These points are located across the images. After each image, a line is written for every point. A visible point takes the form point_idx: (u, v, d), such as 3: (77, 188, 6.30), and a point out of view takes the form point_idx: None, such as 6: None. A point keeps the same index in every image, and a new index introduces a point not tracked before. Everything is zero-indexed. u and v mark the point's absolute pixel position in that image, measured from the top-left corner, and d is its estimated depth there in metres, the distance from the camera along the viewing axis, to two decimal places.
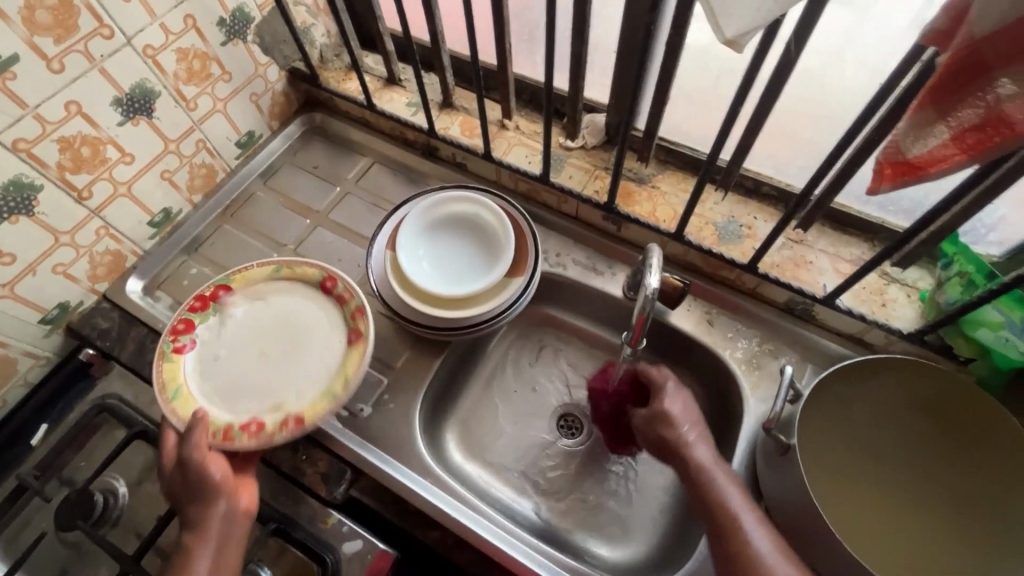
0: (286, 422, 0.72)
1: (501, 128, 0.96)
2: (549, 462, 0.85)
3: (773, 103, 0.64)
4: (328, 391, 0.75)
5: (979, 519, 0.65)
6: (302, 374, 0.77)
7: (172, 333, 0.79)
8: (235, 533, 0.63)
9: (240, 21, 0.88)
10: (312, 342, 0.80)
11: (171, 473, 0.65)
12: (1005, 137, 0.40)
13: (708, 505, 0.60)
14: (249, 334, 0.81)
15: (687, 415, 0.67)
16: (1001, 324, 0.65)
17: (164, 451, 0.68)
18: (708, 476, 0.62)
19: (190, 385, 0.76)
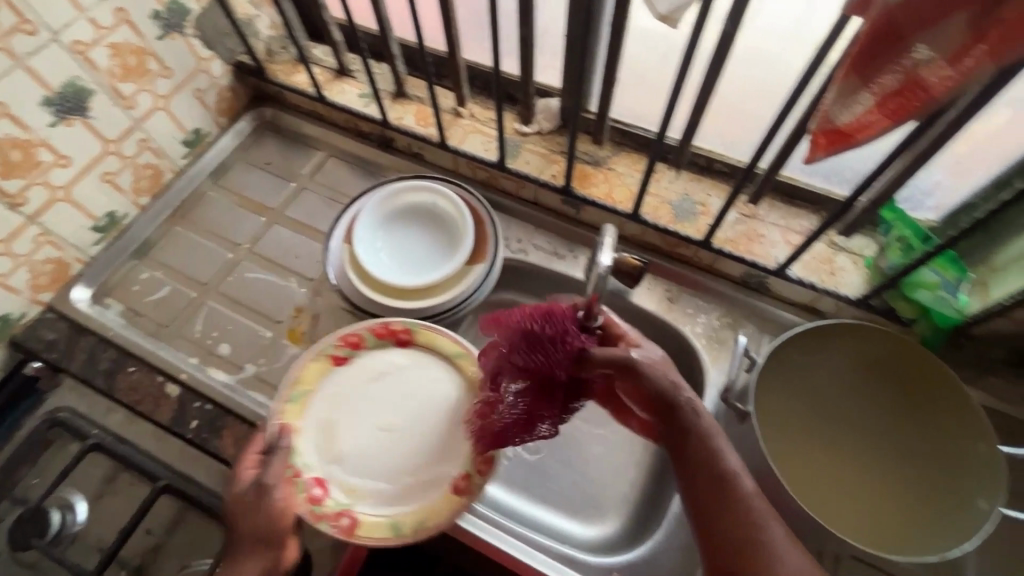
0: (341, 523, 0.66)
1: (456, 116, 0.95)
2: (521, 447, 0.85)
3: (716, 79, 0.65)
4: (395, 525, 0.66)
5: (930, 474, 0.67)
6: (381, 474, 0.69)
7: (341, 340, 0.75)
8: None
9: (177, 14, 0.85)
10: (415, 440, 0.71)
11: (241, 490, 0.61)
12: (921, 101, 0.41)
13: (712, 479, 0.56)
14: (383, 394, 0.74)
15: (678, 376, 0.62)
16: (937, 284, 0.70)
17: (246, 454, 0.64)
18: (717, 443, 0.58)
19: (309, 398, 0.73)
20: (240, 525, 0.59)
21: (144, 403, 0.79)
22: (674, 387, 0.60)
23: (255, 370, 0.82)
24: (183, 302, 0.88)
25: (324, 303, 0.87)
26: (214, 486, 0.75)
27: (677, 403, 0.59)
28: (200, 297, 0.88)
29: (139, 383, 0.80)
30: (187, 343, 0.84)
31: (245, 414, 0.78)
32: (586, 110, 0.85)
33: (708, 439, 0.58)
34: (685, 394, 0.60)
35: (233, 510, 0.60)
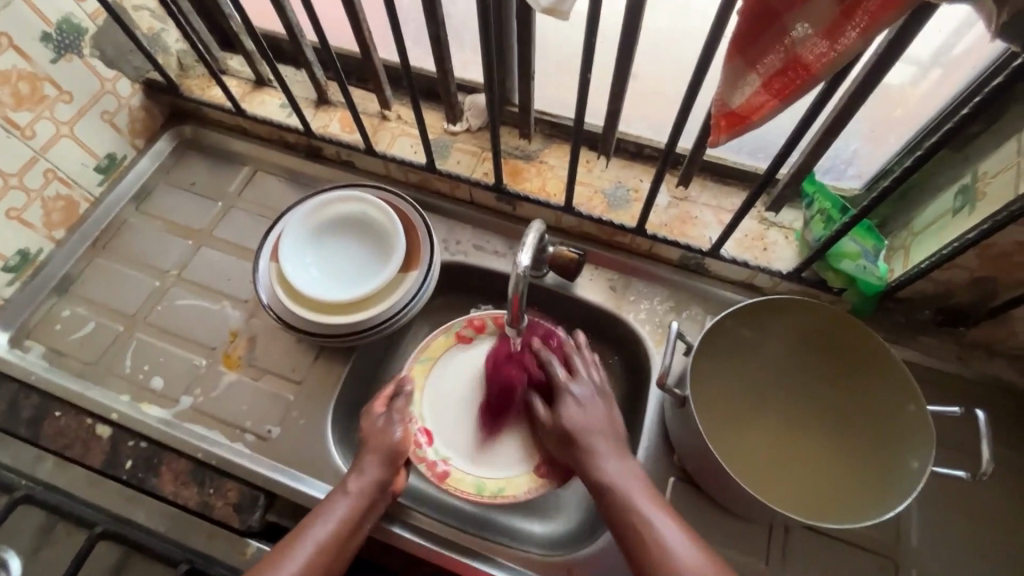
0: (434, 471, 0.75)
1: (382, 120, 0.93)
2: None
3: (626, 65, 0.64)
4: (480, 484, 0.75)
5: (861, 437, 0.70)
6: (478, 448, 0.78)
7: (469, 323, 0.83)
8: (366, 512, 0.65)
9: (69, 34, 0.80)
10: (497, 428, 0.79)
11: (374, 421, 0.71)
12: (804, 79, 0.41)
13: (630, 532, 0.56)
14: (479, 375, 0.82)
15: (598, 424, 0.64)
16: (858, 253, 0.71)
17: (378, 394, 0.74)
18: (597, 455, 0.61)
19: (432, 375, 0.82)
20: (376, 443, 0.69)
21: (73, 448, 0.76)
22: (587, 434, 0.63)
23: (190, 402, 0.79)
24: (109, 336, 0.84)
25: (260, 324, 0.84)
26: (156, 526, 0.72)
27: (570, 422, 0.64)
28: (128, 330, 0.84)
29: (67, 428, 0.77)
30: (117, 380, 0.81)
31: (184, 448, 0.75)
32: (509, 104, 0.84)
33: (621, 496, 0.58)
34: (595, 443, 0.62)
35: (367, 434, 0.70)
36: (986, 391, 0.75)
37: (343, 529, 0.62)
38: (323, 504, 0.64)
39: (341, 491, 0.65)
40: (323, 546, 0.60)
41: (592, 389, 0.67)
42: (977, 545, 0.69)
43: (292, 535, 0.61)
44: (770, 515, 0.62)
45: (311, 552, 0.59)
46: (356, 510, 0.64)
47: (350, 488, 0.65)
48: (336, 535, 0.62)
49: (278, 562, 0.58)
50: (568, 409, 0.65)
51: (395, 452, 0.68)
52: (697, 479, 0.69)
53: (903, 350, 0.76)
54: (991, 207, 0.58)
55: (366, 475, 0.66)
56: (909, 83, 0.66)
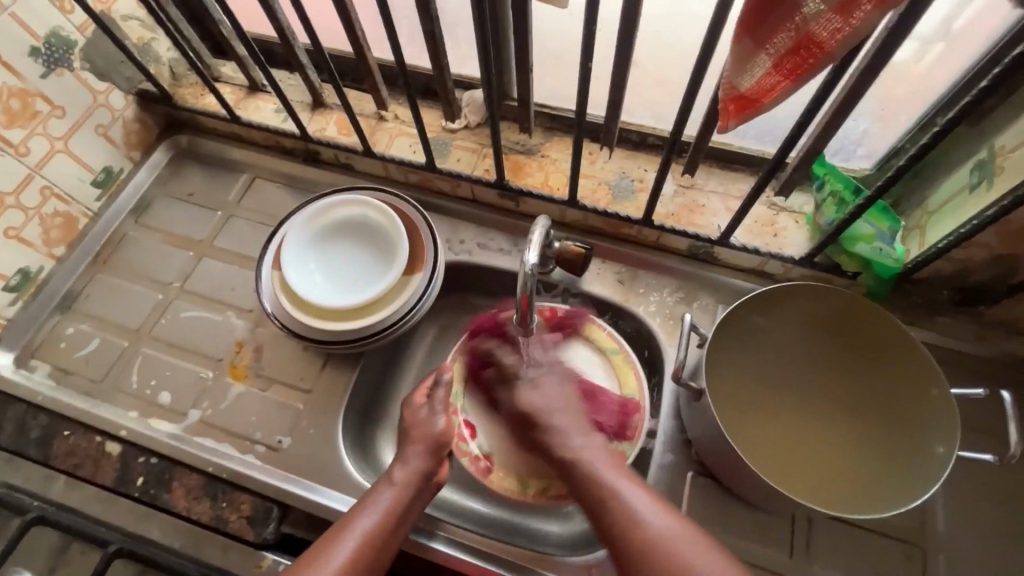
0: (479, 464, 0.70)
1: (379, 120, 0.91)
2: None
3: (627, 52, 0.63)
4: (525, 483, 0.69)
5: (881, 422, 0.69)
6: None
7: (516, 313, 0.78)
8: (410, 506, 0.62)
9: (58, 48, 0.79)
10: None
11: (416, 409, 0.70)
12: (817, 58, 0.40)
13: (596, 504, 0.54)
14: None
15: (558, 399, 0.63)
16: (873, 235, 0.70)
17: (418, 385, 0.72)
18: (558, 433, 0.60)
19: (473, 367, 0.76)
20: (417, 432, 0.67)
21: (84, 467, 0.75)
22: (547, 412, 0.62)
23: (199, 415, 0.78)
24: (115, 352, 0.83)
25: (265, 333, 0.83)
26: (171, 542, 0.71)
27: (541, 411, 0.62)
28: (133, 345, 0.84)
29: (76, 447, 0.76)
30: (125, 397, 0.80)
31: (195, 461, 0.74)
32: (508, 98, 0.82)
33: (582, 466, 0.57)
34: (557, 420, 0.61)
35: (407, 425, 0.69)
36: (1009, 370, 0.74)
37: (384, 521, 0.60)
38: (367, 496, 0.62)
39: (387, 483, 0.63)
40: (366, 539, 0.58)
41: (539, 365, 0.67)
42: (1004, 527, 0.67)
43: (337, 526, 0.59)
44: (793, 506, 0.61)
45: (357, 543, 0.57)
46: (399, 499, 0.62)
47: (395, 477, 0.63)
48: (381, 526, 0.60)
49: (322, 553, 0.56)
50: (522, 384, 0.65)
51: (440, 444, 0.67)
52: (716, 472, 0.68)
53: (921, 332, 0.75)
54: (1010, 182, 0.56)
55: (411, 465, 0.64)
56: (914, 59, 0.65)
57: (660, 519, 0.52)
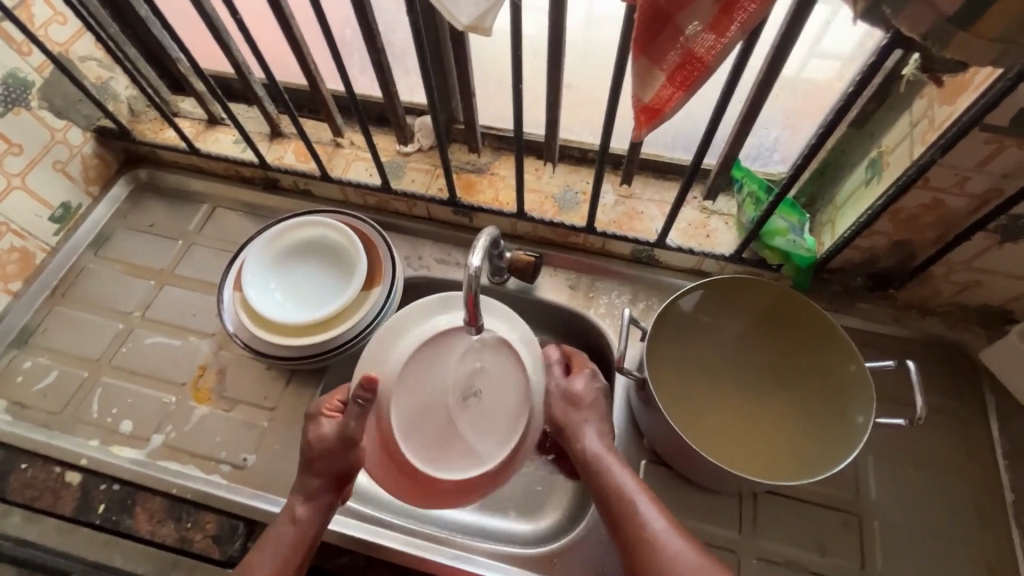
0: None
1: (336, 147, 0.96)
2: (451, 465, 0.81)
3: (556, 73, 0.70)
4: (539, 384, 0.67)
5: (821, 402, 0.74)
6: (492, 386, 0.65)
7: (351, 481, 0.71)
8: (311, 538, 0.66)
9: (16, 88, 0.81)
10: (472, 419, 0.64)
11: (324, 434, 0.66)
12: (701, 71, 0.46)
13: (632, 531, 0.59)
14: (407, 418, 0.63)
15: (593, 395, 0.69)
16: (787, 229, 0.77)
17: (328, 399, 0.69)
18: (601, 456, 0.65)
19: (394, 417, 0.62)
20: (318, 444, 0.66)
21: (43, 498, 0.75)
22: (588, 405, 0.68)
23: (163, 439, 0.78)
24: (75, 383, 0.83)
25: (229, 356, 0.85)
26: (136, 567, 0.71)
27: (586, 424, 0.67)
28: (93, 375, 0.84)
29: (35, 479, 0.76)
30: (85, 427, 0.80)
31: (159, 484, 0.75)
32: (455, 121, 0.88)
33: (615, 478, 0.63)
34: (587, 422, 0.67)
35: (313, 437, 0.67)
36: (922, 345, 0.81)
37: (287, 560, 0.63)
38: (269, 535, 0.65)
39: (285, 519, 0.66)
40: None
41: (594, 379, 0.70)
42: (930, 491, 0.73)
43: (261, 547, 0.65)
44: (733, 481, 0.65)
45: None
46: (302, 537, 0.65)
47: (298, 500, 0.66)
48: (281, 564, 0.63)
49: None
50: (576, 424, 0.67)
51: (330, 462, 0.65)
52: (666, 458, 0.72)
53: (844, 317, 0.82)
54: (894, 174, 0.64)
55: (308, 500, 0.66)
56: (837, 77, 0.74)
57: (672, 539, 0.58)
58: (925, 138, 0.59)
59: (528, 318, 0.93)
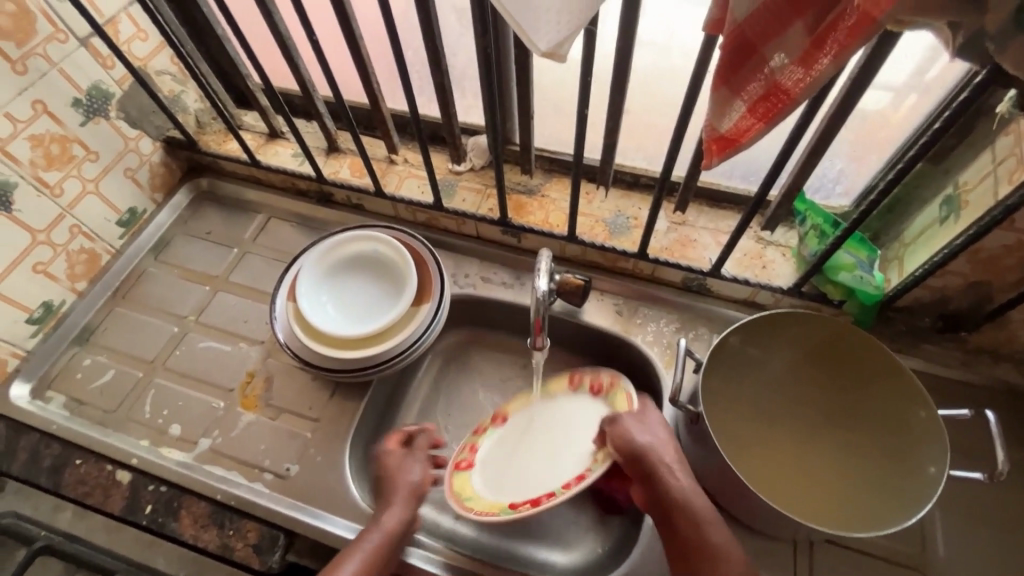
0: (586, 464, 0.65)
1: (390, 163, 0.98)
2: (517, 438, 0.77)
3: (619, 99, 0.70)
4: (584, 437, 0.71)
5: (882, 441, 0.71)
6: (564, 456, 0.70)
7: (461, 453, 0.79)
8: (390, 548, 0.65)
9: (98, 100, 0.86)
10: (548, 457, 0.72)
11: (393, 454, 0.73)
12: (785, 103, 0.45)
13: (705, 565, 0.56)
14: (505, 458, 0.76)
15: (655, 446, 0.60)
16: (853, 264, 0.74)
17: (391, 440, 0.75)
18: (686, 514, 0.58)
19: (478, 491, 0.73)
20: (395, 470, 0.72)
21: (93, 495, 0.76)
22: (653, 459, 0.60)
23: (210, 443, 0.80)
24: (130, 383, 0.86)
25: (276, 365, 0.86)
26: None
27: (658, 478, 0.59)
28: (148, 376, 0.86)
29: (87, 475, 0.78)
30: (138, 426, 0.82)
31: (204, 488, 0.76)
32: (510, 142, 0.89)
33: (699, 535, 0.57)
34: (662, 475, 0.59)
35: (388, 462, 0.73)
36: (996, 395, 0.76)
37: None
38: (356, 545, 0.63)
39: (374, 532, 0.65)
40: None
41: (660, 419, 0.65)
42: (1006, 553, 0.68)
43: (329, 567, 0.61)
44: (792, 528, 0.62)
45: None
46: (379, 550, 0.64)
47: (383, 518, 0.67)
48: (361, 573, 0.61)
49: None
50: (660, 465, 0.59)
51: (415, 490, 0.70)
52: (717, 498, 0.69)
53: (909, 359, 0.78)
54: (975, 213, 0.61)
55: (395, 512, 0.67)
56: (893, 106, 0.71)
57: None
58: (1013, 177, 0.56)
59: (573, 341, 0.91)
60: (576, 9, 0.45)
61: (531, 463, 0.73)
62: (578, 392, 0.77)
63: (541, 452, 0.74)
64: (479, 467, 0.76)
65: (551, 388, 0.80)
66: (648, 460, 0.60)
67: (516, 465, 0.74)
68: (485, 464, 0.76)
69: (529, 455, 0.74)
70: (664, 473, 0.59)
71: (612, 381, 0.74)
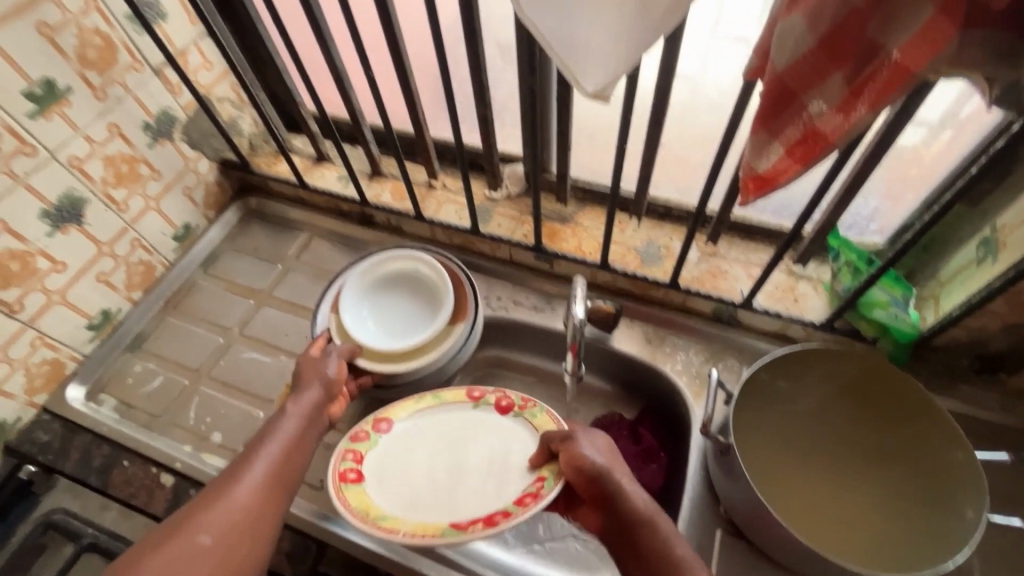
0: (537, 483, 0.70)
1: (430, 189, 1.02)
2: (415, 459, 0.77)
3: (656, 134, 0.72)
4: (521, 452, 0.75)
5: (916, 483, 0.70)
6: (472, 484, 0.74)
7: (345, 471, 0.74)
8: (304, 430, 0.68)
9: (165, 123, 0.92)
10: (464, 480, 0.75)
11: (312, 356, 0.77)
12: (823, 148, 0.47)
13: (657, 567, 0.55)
14: (408, 478, 0.76)
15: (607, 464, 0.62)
16: (888, 302, 0.75)
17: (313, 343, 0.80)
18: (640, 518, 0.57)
19: (385, 507, 0.72)
20: (312, 371, 0.75)
21: (138, 496, 0.80)
22: (609, 476, 0.61)
23: None
24: (176, 390, 0.91)
25: None
26: None
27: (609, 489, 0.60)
28: (193, 384, 0.91)
29: (134, 477, 0.82)
30: (182, 432, 0.86)
31: None
32: (546, 171, 0.92)
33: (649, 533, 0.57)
34: (615, 487, 0.60)
35: (303, 366, 0.75)
36: None
37: (279, 467, 0.63)
38: (272, 427, 0.66)
39: (290, 415, 0.68)
40: (266, 476, 0.61)
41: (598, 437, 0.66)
42: None
43: (240, 462, 0.63)
44: (825, 567, 0.61)
45: (258, 480, 0.60)
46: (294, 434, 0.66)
47: (291, 410, 0.68)
48: (280, 455, 0.64)
49: (219, 500, 0.57)
50: (614, 480, 0.61)
51: (328, 384, 0.74)
52: (746, 531, 0.69)
53: (946, 399, 0.77)
54: (1014, 255, 0.61)
55: (307, 397, 0.70)
56: (925, 143, 0.74)
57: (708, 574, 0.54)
58: None
59: (601, 367, 0.92)
60: (622, 55, 0.47)
61: (443, 492, 0.74)
62: (481, 403, 0.80)
63: (447, 481, 0.75)
64: (375, 478, 0.75)
65: (450, 399, 0.81)
66: (602, 477, 0.61)
67: (426, 489, 0.75)
68: (382, 477, 0.75)
69: (438, 480, 0.76)
70: (610, 482, 0.60)
71: (523, 400, 0.79)
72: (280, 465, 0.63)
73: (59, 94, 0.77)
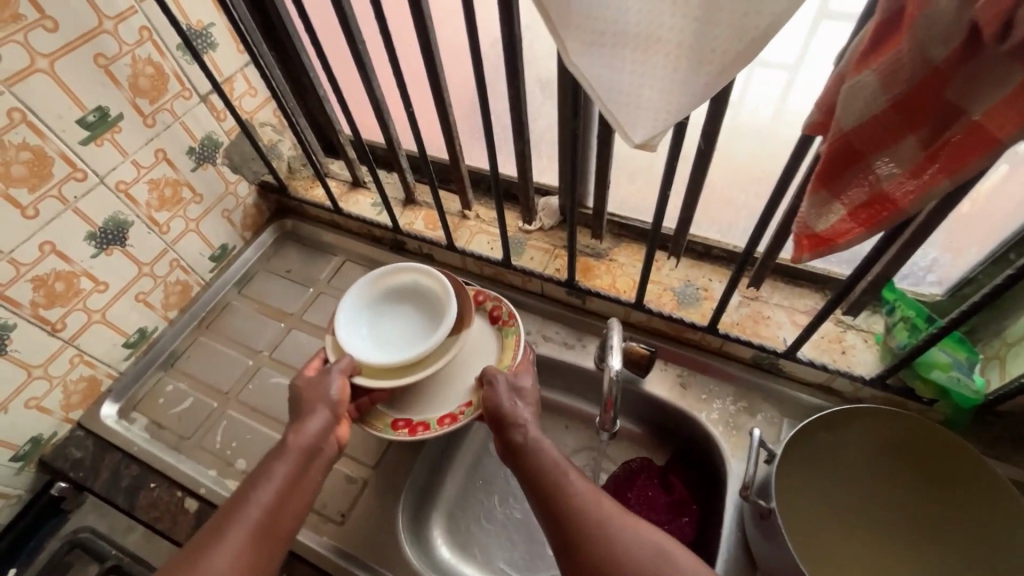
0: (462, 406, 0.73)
1: (463, 218, 1.02)
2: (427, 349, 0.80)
3: (699, 178, 0.70)
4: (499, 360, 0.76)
5: (970, 560, 0.65)
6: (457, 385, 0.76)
7: None
8: (305, 467, 0.64)
9: (208, 148, 0.94)
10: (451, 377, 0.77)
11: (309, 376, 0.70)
12: (890, 212, 0.44)
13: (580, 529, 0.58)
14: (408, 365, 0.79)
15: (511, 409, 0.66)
16: (949, 363, 0.69)
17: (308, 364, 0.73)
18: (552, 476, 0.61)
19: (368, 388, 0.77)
20: (312, 394, 0.68)
21: (163, 520, 0.80)
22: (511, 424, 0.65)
23: None
24: (204, 412, 0.91)
25: None
26: None
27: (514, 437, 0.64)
28: (221, 407, 0.92)
29: (159, 500, 0.82)
30: (208, 456, 0.87)
31: None
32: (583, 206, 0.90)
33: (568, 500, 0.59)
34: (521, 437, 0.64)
35: (302, 390, 0.69)
36: None
37: (275, 510, 0.60)
38: (270, 466, 0.62)
39: (291, 446, 0.64)
40: (258, 522, 0.58)
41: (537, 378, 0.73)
42: None
43: (241, 496, 0.61)
44: None
45: (249, 529, 0.57)
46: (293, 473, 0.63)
47: (291, 442, 0.64)
48: (277, 496, 0.61)
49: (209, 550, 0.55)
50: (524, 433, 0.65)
51: (332, 406, 0.68)
52: None
53: (1008, 469, 0.71)
54: None
55: (314, 424, 0.66)
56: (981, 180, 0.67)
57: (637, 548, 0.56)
58: None
59: (632, 409, 0.89)
60: (674, 107, 0.45)
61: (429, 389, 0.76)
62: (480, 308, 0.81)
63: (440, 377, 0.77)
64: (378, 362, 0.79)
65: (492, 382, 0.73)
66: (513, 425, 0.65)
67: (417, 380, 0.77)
68: None
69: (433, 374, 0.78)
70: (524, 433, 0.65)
71: (511, 317, 0.79)
72: (278, 507, 0.60)
73: (111, 121, 0.79)
